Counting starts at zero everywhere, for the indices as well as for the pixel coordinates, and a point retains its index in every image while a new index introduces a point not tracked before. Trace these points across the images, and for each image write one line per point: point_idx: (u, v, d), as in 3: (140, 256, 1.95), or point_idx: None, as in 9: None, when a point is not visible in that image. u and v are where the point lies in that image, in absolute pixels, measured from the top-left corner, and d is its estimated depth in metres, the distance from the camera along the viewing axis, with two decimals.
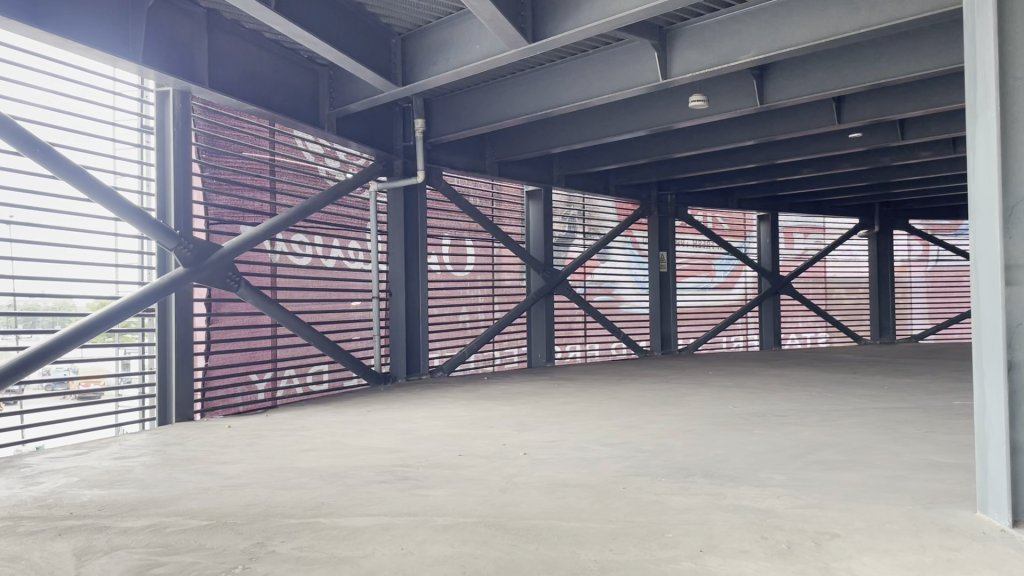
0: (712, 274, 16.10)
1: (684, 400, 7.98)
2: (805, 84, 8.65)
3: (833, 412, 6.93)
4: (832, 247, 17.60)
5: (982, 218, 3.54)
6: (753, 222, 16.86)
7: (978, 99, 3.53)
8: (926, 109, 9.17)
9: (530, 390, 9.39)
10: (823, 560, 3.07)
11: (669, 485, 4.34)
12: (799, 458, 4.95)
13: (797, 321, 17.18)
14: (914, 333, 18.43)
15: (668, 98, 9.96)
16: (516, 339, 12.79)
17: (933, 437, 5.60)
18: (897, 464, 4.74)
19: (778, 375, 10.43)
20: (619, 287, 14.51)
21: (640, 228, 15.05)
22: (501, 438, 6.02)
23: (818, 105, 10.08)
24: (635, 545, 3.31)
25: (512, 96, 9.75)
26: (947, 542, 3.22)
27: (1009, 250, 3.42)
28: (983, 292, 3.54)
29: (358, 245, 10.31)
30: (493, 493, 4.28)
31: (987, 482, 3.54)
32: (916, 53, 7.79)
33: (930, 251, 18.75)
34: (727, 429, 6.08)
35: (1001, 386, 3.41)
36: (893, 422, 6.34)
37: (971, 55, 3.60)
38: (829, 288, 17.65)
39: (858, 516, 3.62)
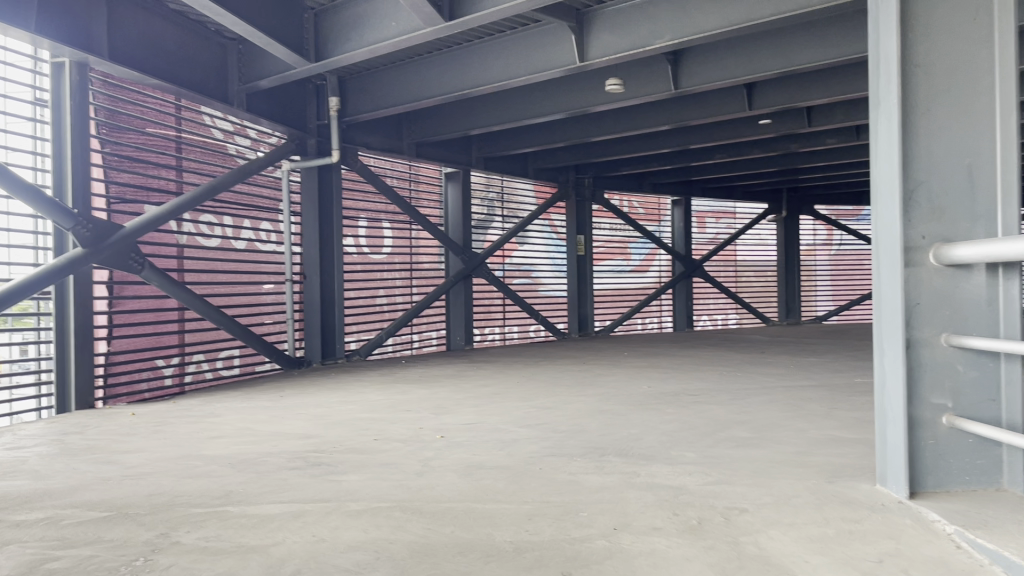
0: (628, 257, 16.28)
1: (599, 381, 8.08)
2: (717, 70, 8.81)
3: (740, 391, 7.14)
4: (742, 232, 18.13)
5: (883, 200, 3.65)
6: (667, 207, 17.19)
7: (880, 86, 3.64)
8: (833, 97, 9.44)
9: (447, 373, 9.35)
10: (732, 534, 3.14)
11: (585, 464, 4.37)
12: (710, 437, 5.05)
13: (709, 303, 17.62)
14: (818, 315, 19.16)
15: (585, 81, 10.01)
16: (435, 323, 12.69)
17: (835, 414, 5.80)
18: (802, 440, 4.89)
19: (690, 356, 10.68)
20: (538, 270, 14.54)
21: (558, 211, 15.09)
22: (417, 422, 5.95)
23: (731, 91, 10.29)
24: (551, 525, 3.31)
25: (429, 76, 9.62)
26: (849, 515, 3.33)
27: (908, 232, 3.55)
28: (884, 273, 3.66)
29: (270, 227, 9.94)
30: (408, 476, 4.23)
31: (885, 457, 3.67)
32: (824, 41, 8.01)
33: (834, 236, 19.43)
34: (640, 409, 6.16)
35: (900, 362, 3.52)
36: (799, 400, 6.54)
37: (875, 42, 3.70)
38: (739, 271, 18.18)
39: (764, 491, 3.72)
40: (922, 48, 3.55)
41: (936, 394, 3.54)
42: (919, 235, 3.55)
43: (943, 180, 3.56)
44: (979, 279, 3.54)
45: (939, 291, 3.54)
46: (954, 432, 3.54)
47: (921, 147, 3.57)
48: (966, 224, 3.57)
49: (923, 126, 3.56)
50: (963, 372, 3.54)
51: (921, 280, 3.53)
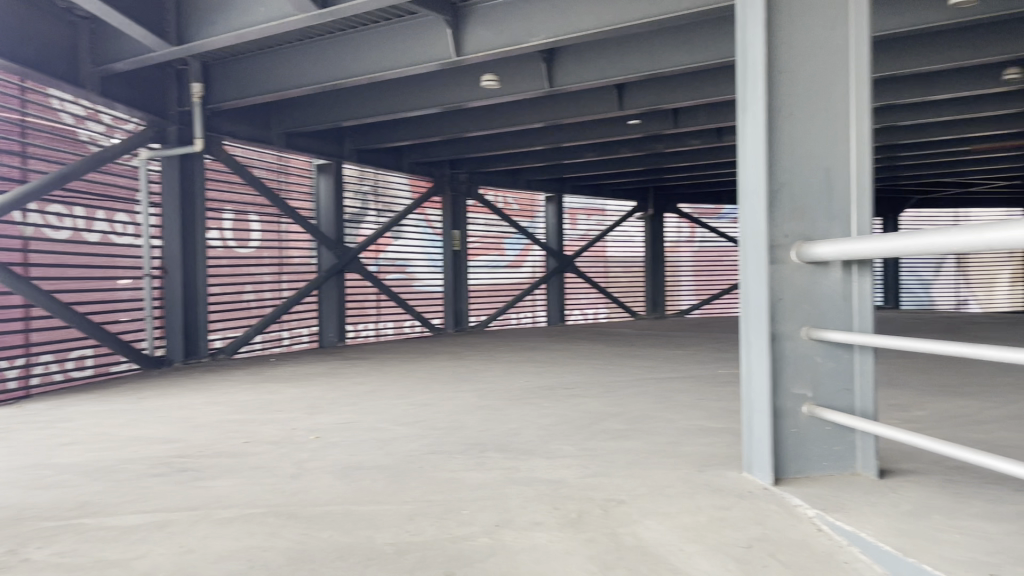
0: (502, 252, 16.38)
1: (475, 376, 8.09)
2: (590, 71, 8.98)
3: (613, 384, 7.33)
4: (611, 228, 18.64)
5: (749, 201, 3.81)
6: (541, 203, 17.41)
7: (747, 91, 3.79)
8: (699, 99, 9.83)
9: (319, 371, 9.11)
10: (610, 526, 3.20)
11: (465, 461, 4.34)
12: (586, 430, 5.14)
13: (580, 298, 18.00)
14: (682, 309, 19.95)
15: (460, 76, 9.98)
16: (306, 319, 12.34)
17: (702, 405, 6.03)
18: (673, 431, 5.06)
19: (563, 350, 10.87)
20: (413, 265, 14.37)
21: (433, 206, 14.96)
22: (289, 423, 5.75)
23: (602, 91, 10.52)
24: (432, 524, 3.27)
25: (300, 64, 9.32)
26: (720, 502, 3.46)
27: (773, 231, 3.72)
28: (750, 270, 3.82)
29: (126, 218, 9.33)
30: (282, 480, 4.07)
31: (751, 446, 3.84)
32: (690, 46, 8.33)
33: (696, 233, 20.26)
34: (517, 404, 6.20)
35: (765, 355, 3.70)
36: (667, 392, 6.76)
37: (742, 48, 3.85)
38: (609, 267, 18.67)
39: (640, 481, 3.82)
40: (785, 56, 3.73)
41: (797, 385, 3.74)
42: (783, 234, 3.73)
43: (804, 182, 3.76)
44: (835, 275, 3.77)
45: (800, 288, 3.74)
46: (814, 420, 3.76)
47: (784, 149, 3.75)
48: (824, 223, 3.78)
49: (786, 130, 3.75)
50: (822, 364, 3.76)
51: (785, 276, 3.72)
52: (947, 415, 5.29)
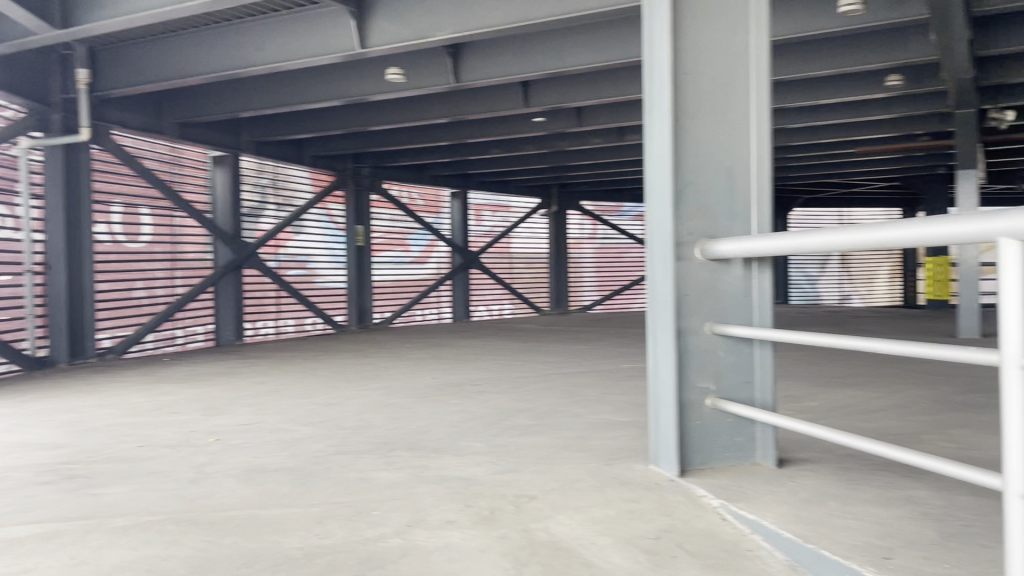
0: (407, 248, 16.23)
1: (381, 374, 7.98)
2: (495, 67, 9.00)
3: (520, 379, 7.38)
4: (516, 225, 18.74)
5: (655, 200, 3.89)
6: (446, 199, 17.33)
7: (654, 92, 3.87)
8: (601, 99, 9.98)
9: (217, 370, 8.79)
10: (523, 522, 3.22)
11: (374, 461, 4.27)
12: (494, 426, 5.14)
13: (485, 294, 18.03)
14: (585, 304, 20.25)
15: (363, 68, 9.82)
16: (202, 317, 11.91)
17: (607, 399, 6.14)
18: (580, 425, 5.12)
19: (469, 346, 10.87)
20: (314, 261, 14.07)
21: (335, 201, 14.68)
22: (186, 425, 5.53)
23: (507, 87, 10.54)
24: (342, 526, 3.21)
25: (195, 52, 8.95)
26: (628, 495, 3.53)
27: (679, 229, 3.82)
28: (657, 267, 3.90)
29: (4, 210, 8.74)
30: (181, 485, 3.91)
31: (657, 439, 3.93)
32: (594, 46, 8.45)
33: (598, 229, 20.62)
34: (424, 401, 6.16)
35: (671, 350, 3.79)
36: (573, 387, 6.85)
37: (648, 49, 3.92)
38: (513, 263, 18.79)
39: (550, 476, 3.85)
40: (689, 57, 3.83)
41: (701, 378, 3.85)
42: (688, 231, 3.83)
43: (708, 182, 3.87)
44: (737, 271, 3.89)
45: (704, 284, 3.84)
46: (716, 413, 3.88)
47: (689, 149, 3.85)
48: (727, 221, 3.90)
49: (690, 130, 3.84)
50: (725, 358, 3.88)
51: (689, 272, 3.82)
52: (836, 405, 5.56)
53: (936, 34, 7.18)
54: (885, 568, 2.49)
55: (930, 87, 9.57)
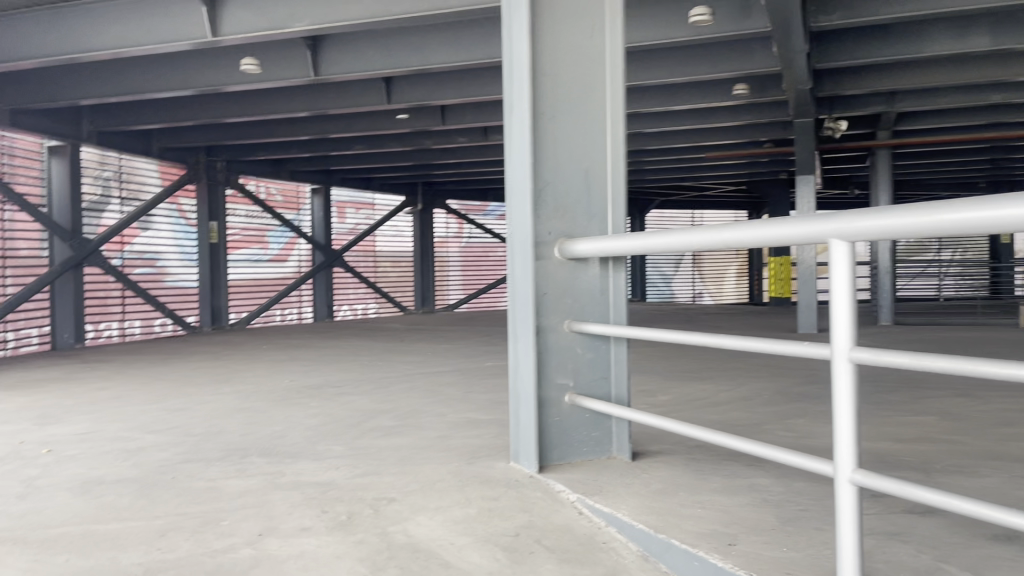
0: (265, 246, 15.67)
1: (237, 377, 7.65)
2: (356, 62, 8.83)
3: (383, 380, 7.26)
4: (380, 223, 18.47)
5: (515, 199, 3.91)
6: (307, 196, 16.84)
7: (513, 92, 3.89)
8: (464, 97, 9.96)
9: (52, 376, 8.16)
10: (381, 525, 3.15)
11: (226, 469, 4.07)
12: (355, 429, 5.03)
13: (348, 293, 17.67)
14: (450, 303, 20.23)
15: (216, 58, 9.39)
16: (36, 319, 11.04)
17: (470, 398, 6.14)
18: (443, 425, 5.09)
19: (332, 347, 10.62)
20: (164, 259, 13.38)
21: (187, 195, 14.00)
22: (16, 436, 5.09)
23: (369, 83, 10.37)
24: (188, 539, 3.04)
25: (27, 34, 8.27)
26: (488, 493, 3.53)
27: (538, 229, 3.86)
28: (517, 266, 3.93)
29: None
30: (6, 502, 3.59)
31: (517, 436, 3.95)
32: (457, 45, 8.44)
33: (464, 229, 20.66)
34: (282, 405, 5.94)
35: (531, 347, 3.82)
36: (436, 386, 6.81)
37: (507, 50, 3.94)
38: (378, 262, 18.52)
39: (410, 478, 3.80)
40: (548, 59, 3.88)
41: (560, 374, 3.91)
42: (546, 231, 3.88)
43: (565, 182, 3.93)
44: (594, 270, 3.98)
45: (562, 282, 3.90)
46: (574, 408, 3.95)
47: (548, 150, 3.90)
48: (584, 220, 3.97)
49: (548, 131, 3.89)
50: (582, 354, 3.95)
51: (548, 272, 3.86)
52: (688, 399, 5.80)
53: (777, 47, 7.59)
54: (729, 553, 2.61)
55: (772, 96, 10.15)
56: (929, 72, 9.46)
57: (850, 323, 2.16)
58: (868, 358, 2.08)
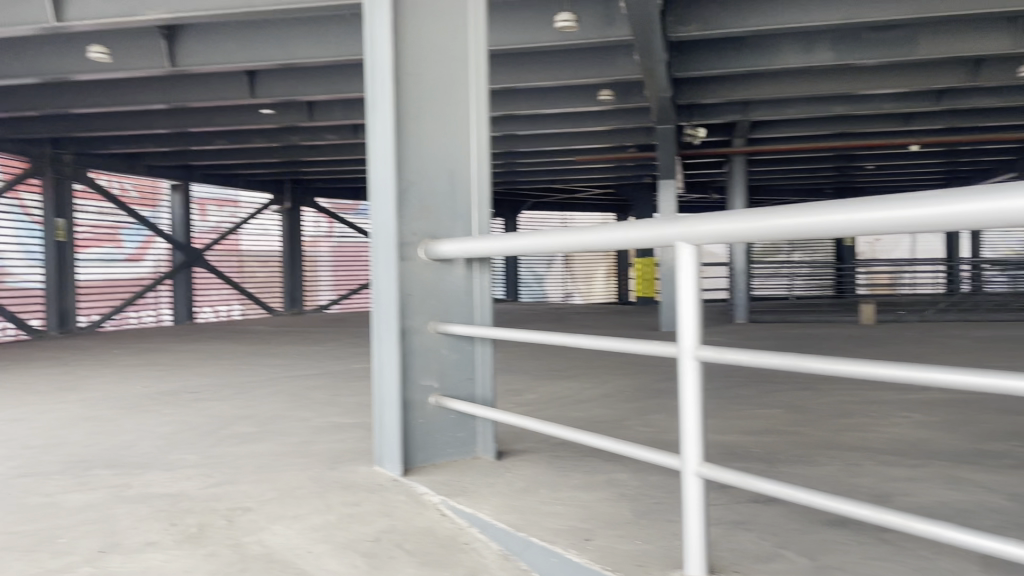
0: (119, 244, 14.85)
1: (84, 383, 7.19)
2: (216, 54, 8.50)
3: (244, 384, 7.00)
4: (244, 221, 17.81)
5: (379, 200, 3.85)
6: (165, 192, 16.05)
7: (376, 90, 3.83)
8: (332, 93, 9.74)
9: None
10: (235, 536, 3.03)
11: (66, 483, 3.81)
12: (211, 436, 4.82)
13: (211, 295, 16.98)
14: (321, 304, 19.78)
15: (61, 43, 8.79)
16: None
17: (336, 401, 6.01)
18: (306, 430, 4.96)
19: (193, 350, 10.17)
20: (4, 258, 12.56)
21: (30, 189, 13.05)
22: None
23: (230, 76, 9.99)
24: (18, 560, 2.82)
25: None
26: (349, 498, 3.46)
27: (402, 230, 3.81)
28: (380, 267, 3.87)
29: None
30: None
31: (381, 440, 3.90)
32: (322, 39, 8.24)
33: (334, 228, 20.22)
34: (134, 413, 5.63)
35: (395, 350, 3.77)
36: (300, 390, 6.63)
37: (368, 47, 3.88)
38: (243, 261, 17.88)
39: (268, 486, 3.68)
40: (410, 58, 3.84)
41: (425, 377, 3.88)
42: (411, 232, 3.84)
43: (429, 183, 3.91)
44: (458, 271, 3.98)
45: (427, 284, 3.88)
46: (439, 410, 3.94)
47: (412, 150, 3.86)
48: (449, 221, 3.97)
49: (412, 130, 3.86)
50: (448, 356, 3.94)
51: (413, 273, 3.83)
52: (554, 397, 5.90)
53: (639, 55, 7.84)
54: (586, 549, 2.67)
55: (635, 103, 10.49)
56: (778, 84, 10.05)
57: (696, 322, 2.25)
58: (712, 356, 2.17)
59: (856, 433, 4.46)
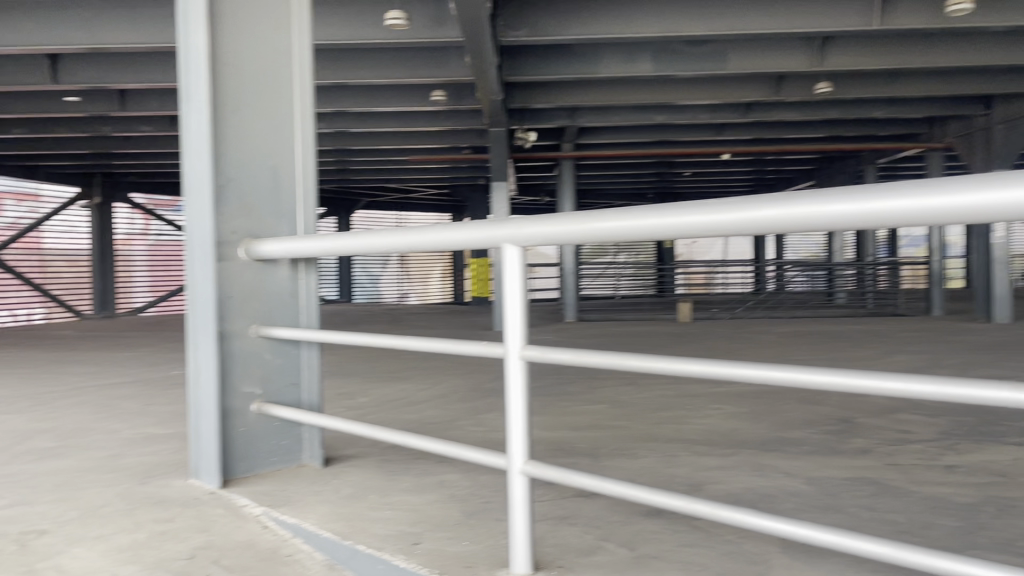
0: None
1: None
2: (11, 33, 7.76)
3: (45, 395, 6.42)
4: (48, 218, 16.49)
5: (194, 196, 3.62)
6: None
7: (190, 81, 3.61)
8: (145, 83, 9.11)
9: None
10: (27, 563, 2.76)
11: None
12: (3, 454, 4.37)
13: (7, 296, 15.82)
14: (135, 307, 18.46)
15: None
16: None
17: (149, 411, 5.62)
18: (114, 442, 4.61)
19: None
20: None
21: None
22: None
23: (28, 59, 9.13)
24: None
25: None
26: (161, 515, 3.24)
27: (220, 228, 3.61)
28: (196, 268, 3.64)
29: None
30: None
31: (198, 450, 3.68)
32: (134, 24, 7.69)
33: (151, 225, 18.96)
34: None
35: (213, 355, 3.57)
36: (110, 399, 6.16)
37: (181, 35, 3.65)
38: (46, 260, 16.60)
39: (68, 506, 3.37)
40: (230, 48, 3.66)
41: (246, 383, 3.70)
42: (229, 230, 3.65)
43: (250, 179, 3.74)
44: (282, 271, 3.83)
45: (249, 284, 3.70)
46: (262, 417, 3.77)
47: (231, 145, 3.67)
48: (271, 220, 3.81)
49: (231, 125, 3.67)
50: (271, 361, 3.78)
51: (232, 273, 3.64)
52: (385, 400, 5.81)
53: (470, 57, 7.87)
54: (413, 553, 2.64)
55: (467, 104, 10.54)
56: (604, 92, 10.46)
57: (521, 322, 2.28)
58: (537, 355, 2.20)
59: (672, 426, 4.71)
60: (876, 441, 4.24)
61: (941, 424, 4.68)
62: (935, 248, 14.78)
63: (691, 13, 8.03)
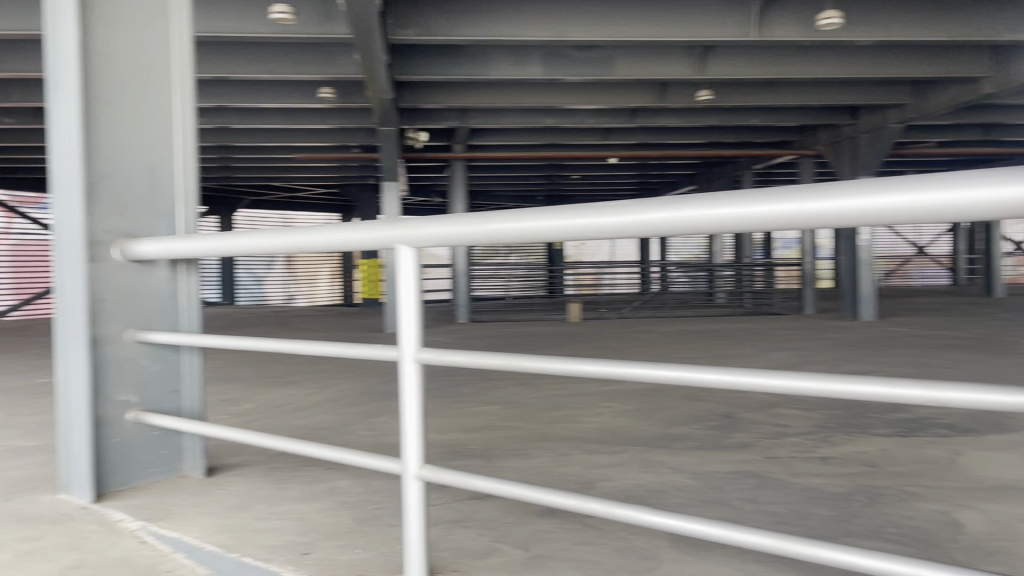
0: None
1: None
2: None
3: None
4: None
5: (63, 193, 3.40)
6: None
7: (59, 71, 3.39)
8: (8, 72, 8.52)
9: None
10: None
11: None
12: None
13: None
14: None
15: None
16: None
17: (13, 422, 5.25)
18: None
19: None
20: None
21: None
22: None
23: None
24: None
25: None
26: (26, 534, 3.02)
27: (92, 227, 3.40)
28: (65, 269, 3.42)
29: None
30: None
31: (67, 463, 3.46)
32: None
33: (13, 224, 17.78)
34: None
35: (84, 361, 3.36)
36: None
37: (49, 21, 3.42)
38: None
39: None
40: (103, 38, 3.46)
41: (120, 391, 3.50)
42: (102, 229, 3.44)
43: (125, 176, 3.54)
44: (160, 273, 3.64)
45: (124, 287, 3.50)
46: (139, 426, 3.58)
47: (104, 140, 3.47)
48: (149, 220, 3.62)
49: (105, 119, 3.47)
50: (148, 367, 3.58)
51: (105, 275, 3.43)
52: (272, 405, 5.64)
53: (359, 55, 7.74)
54: (303, 563, 2.56)
55: (356, 102, 10.36)
56: (494, 94, 10.51)
57: (416, 324, 2.24)
58: (433, 358, 2.17)
59: (564, 425, 4.76)
60: (757, 435, 4.42)
61: (815, 418, 4.93)
62: (807, 250, 15.60)
63: (579, 19, 8.16)
